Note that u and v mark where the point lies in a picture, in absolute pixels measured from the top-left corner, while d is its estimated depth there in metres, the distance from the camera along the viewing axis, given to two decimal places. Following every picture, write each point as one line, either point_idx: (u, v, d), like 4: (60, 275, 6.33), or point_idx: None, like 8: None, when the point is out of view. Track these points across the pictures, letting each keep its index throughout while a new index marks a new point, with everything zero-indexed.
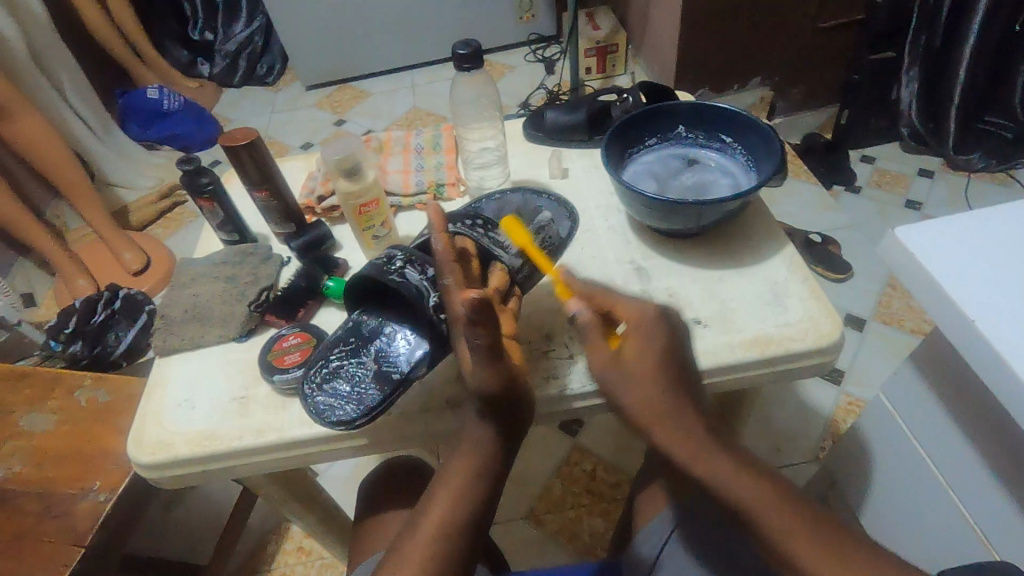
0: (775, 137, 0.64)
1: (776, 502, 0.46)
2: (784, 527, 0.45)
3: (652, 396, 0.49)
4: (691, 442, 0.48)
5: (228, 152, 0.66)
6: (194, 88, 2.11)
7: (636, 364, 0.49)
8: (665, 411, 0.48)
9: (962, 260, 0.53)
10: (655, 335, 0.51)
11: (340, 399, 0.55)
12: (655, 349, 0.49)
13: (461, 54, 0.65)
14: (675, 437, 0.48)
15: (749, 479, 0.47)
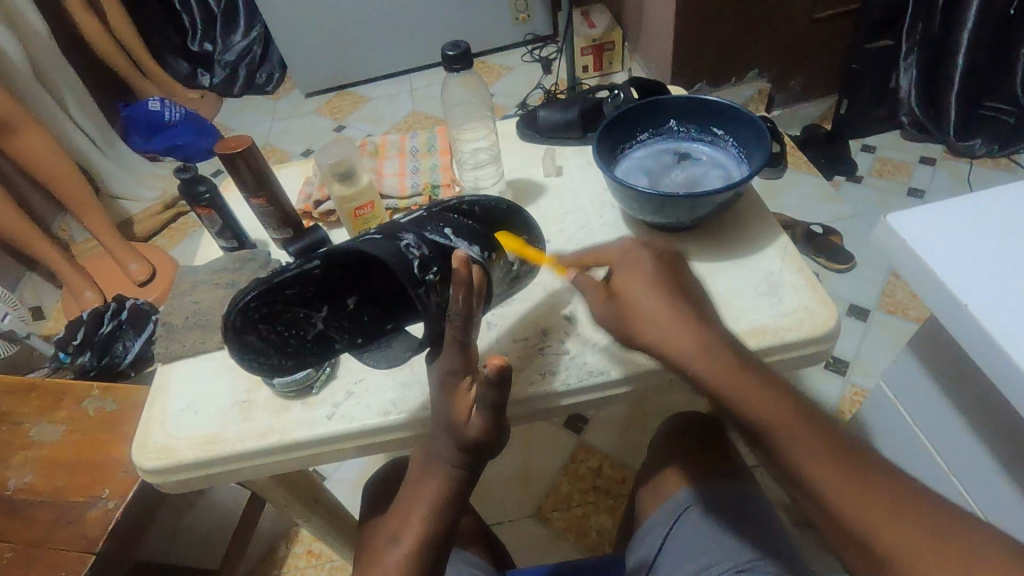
0: (766, 127, 0.64)
1: (804, 428, 0.47)
2: (811, 452, 0.46)
3: (663, 318, 0.52)
4: (724, 365, 0.49)
5: (224, 160, 0.66)
6: (195, 99, 2.13)
7: (630, 291, 0.54)
8: (680, 330, 0.51)
9: (954, 243, 0.53)
10: (654, 268, 0.55)
11: (275, 344, 0.54)
12: (642, 277, 0.54)
13: (450, 55, 0.66)
14: (708, 358, 0.50)
15: (766, 403, 0.48)
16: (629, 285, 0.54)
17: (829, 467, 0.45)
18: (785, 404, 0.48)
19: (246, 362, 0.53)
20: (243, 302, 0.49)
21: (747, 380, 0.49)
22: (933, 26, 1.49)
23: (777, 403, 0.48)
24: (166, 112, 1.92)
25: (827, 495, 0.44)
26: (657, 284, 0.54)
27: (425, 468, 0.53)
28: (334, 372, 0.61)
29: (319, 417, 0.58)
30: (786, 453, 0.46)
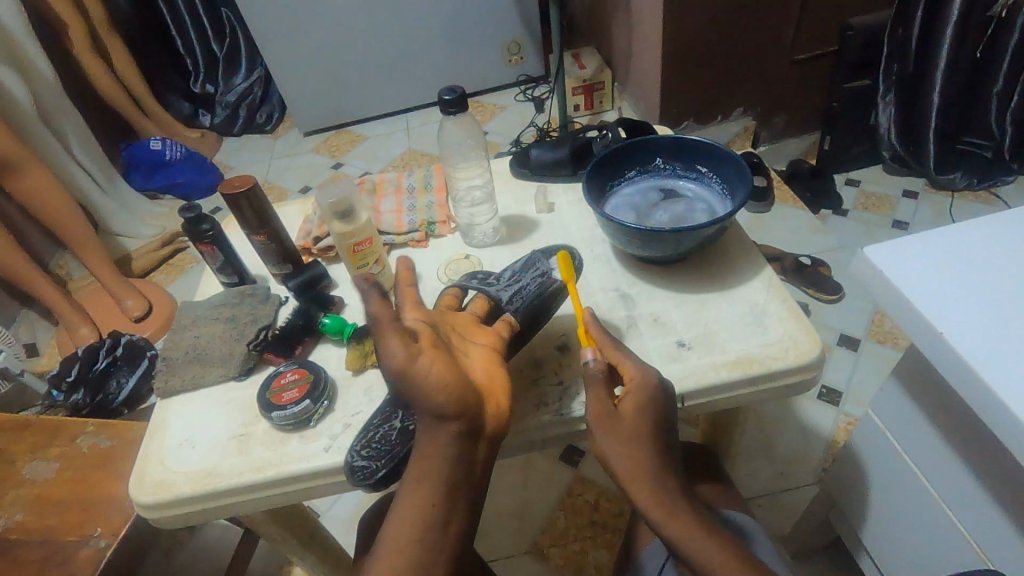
0: (747, 166, 0.67)
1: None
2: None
3: (632, 460, 0.52)
4: (672, 508, 0.52)
5: (227, 200, 0.69)
6: (196, 138, 2.18)
7: (631, 419, 0.53)
8: (647, 471, 0.52)
9: (929, 272, 0.56)
10: (654, 398, 0.54)
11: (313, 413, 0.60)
12: (650, 414, 0.53)
13: (447, 99, 0.68)
14: (660, 503, 0.52)
15: (716, 545, 0.50)
16: (626, 400, 0.54)
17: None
18: (728, 552, 0.50)
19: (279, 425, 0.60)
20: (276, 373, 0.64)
21: (683, 522, 0.51)
22: (908, 67, 1.58)
23: (717, 544, 0.50)
24: (167, 150, 1.96)
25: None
26: (653, 422, 0.54)
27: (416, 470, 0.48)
28: (332, 407, 0.62)
29: (317, 449, 0.58)
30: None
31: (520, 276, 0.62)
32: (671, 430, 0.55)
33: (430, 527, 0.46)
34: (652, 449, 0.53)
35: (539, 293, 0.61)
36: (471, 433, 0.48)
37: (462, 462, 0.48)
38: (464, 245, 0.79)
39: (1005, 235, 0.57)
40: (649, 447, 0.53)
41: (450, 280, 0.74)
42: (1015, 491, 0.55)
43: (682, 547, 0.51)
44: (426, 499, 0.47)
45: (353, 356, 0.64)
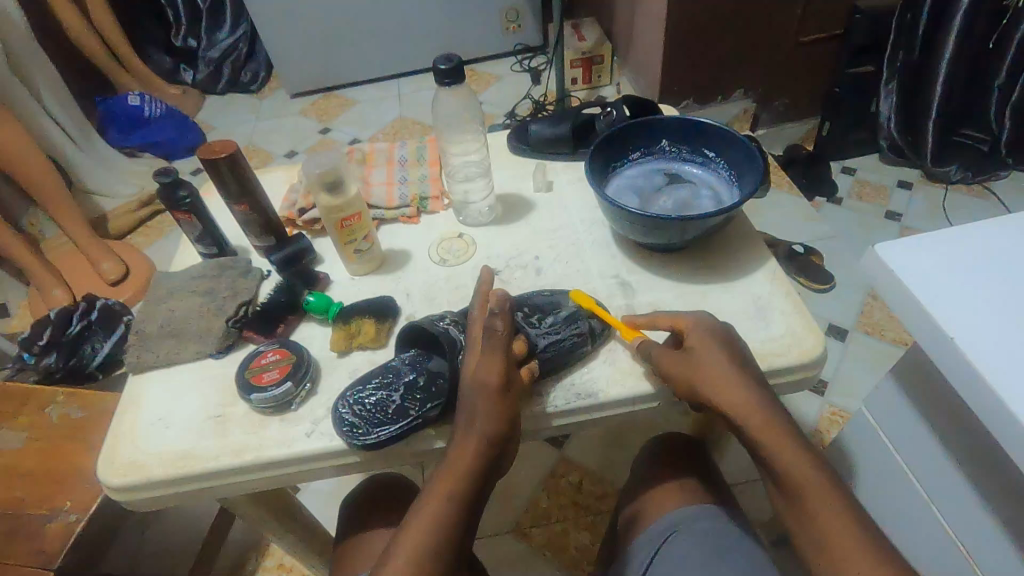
0: (758, 153, 0.64)
1: (832, 494, 0.48)
2: (832, 515, 0.48)
3: (724, 379, 0.52)
4: (770, 423, 0.51)
5: (207, 165, 0.64)
6: (177, 95, 2.08)
7: (701, 349, 0.54)
8: (736, 389, 0.51)
9: (940, 274, 0.54)
10: (715, 333, 0.55)
11: (369, 419, 0.54)
12: (715, 343, 0.54)
13: (441, 69, 0.64)
14: (759, 417, 0.51)
15: (811, 461, 0.50)
16: (697, 348, 0.54)
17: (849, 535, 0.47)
18: (816, 466, 0.50)
19: (257, 406, 0.57)
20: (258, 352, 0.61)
21: (780, 437, 0.50)
22: (912, 55, 1.54)
23: (815, 466, 0.49)
24: (146, 107, 1.89)
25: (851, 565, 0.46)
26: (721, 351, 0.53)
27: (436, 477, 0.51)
28: (315, 390, 0.59)
29: (298, 434, 0.56)
30: (810, 516, 0.48)
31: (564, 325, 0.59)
32: (740, 351, 0.55)
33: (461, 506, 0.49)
34: (745, 377, 0.52)
35: (571, 346, 0.58)
36: (495, 455, 0.51)
37: (482, 476, 0.51)
38: (457, 223, 0.76)
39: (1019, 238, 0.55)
40: (731, 369, 0.52)
41: (442, 259, 0.71)
42: (1008, 496, 0.55)
43: (780, 470, 0.50)
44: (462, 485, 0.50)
45: (338, 337, 0.61)
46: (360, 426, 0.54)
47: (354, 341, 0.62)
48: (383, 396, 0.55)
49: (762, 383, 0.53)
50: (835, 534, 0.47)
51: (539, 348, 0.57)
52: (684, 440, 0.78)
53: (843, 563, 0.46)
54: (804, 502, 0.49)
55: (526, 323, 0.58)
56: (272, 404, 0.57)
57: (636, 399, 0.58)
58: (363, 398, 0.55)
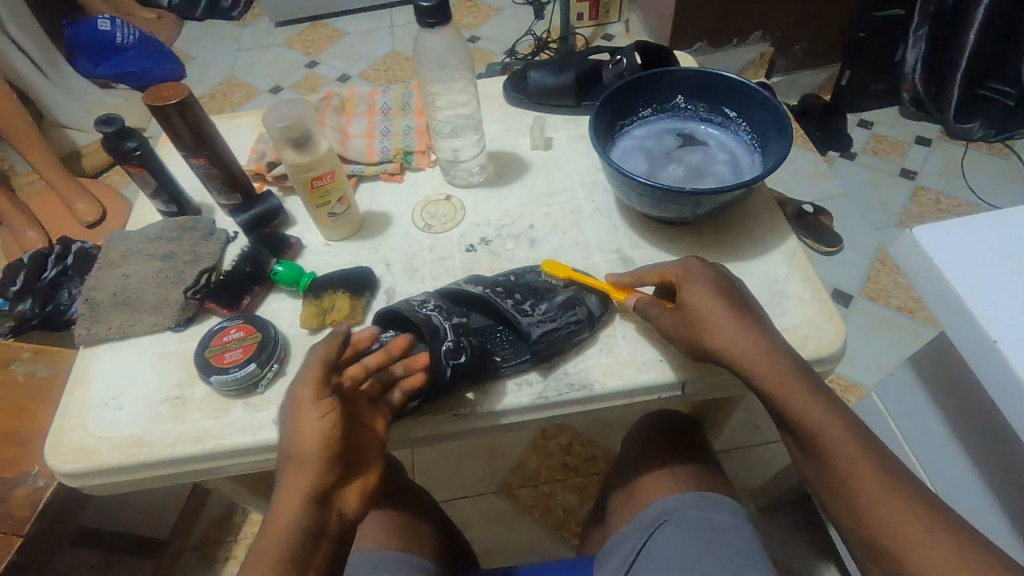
0: (785, 115, 0.57)
1: (859, 451, 0.44)
2: (856, 467, 0.44)
3: (736, 341, 0.47)
4: (789, 385, 0.46)
5: (156, 113, 0.56)
6: (150, 20, 1.93)
7: (701, 307, 0.48)
8: (751, 347, 0.47)
9: (980, 266, 0.48)
10: (709, 283, 0.49)
11: None
12: (716, 294, 0.48)
13: (422, 7, 0.55)
14: (776, 378, 0.46)
15: (840, 422, 0.45)
16: (702, 301, 0.48)
17: (876, 485, 0.43)
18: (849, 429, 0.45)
19: (219, 389, 0.52)
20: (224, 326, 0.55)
21: (804, 399, 0.45)
22: None
23: (836, 415, 0.45)
24: (118, 33, 1.73)
25: (879, 514, 0.42)
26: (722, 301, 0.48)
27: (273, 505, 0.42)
28: (283, 370, 0.54)
29: (263, 421, 0.51)
30: (830, 467, 0.44)
31: (561, 312, 0.54)
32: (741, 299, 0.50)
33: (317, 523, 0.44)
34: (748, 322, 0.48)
35: (565, 337, 0.53)
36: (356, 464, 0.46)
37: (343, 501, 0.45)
38: (445, 183, 0.68)
39: None
40: (740, 332, 0.47)
41: (426, 225, 0.64)
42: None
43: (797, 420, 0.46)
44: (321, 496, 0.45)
45: (309, 314, 0.56)
46: None
47: (327, 318, 0.56)
48: None
49: (768, 331, 0.48)
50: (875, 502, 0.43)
51: (534, 336, 0.52)
52: (681, 421, 0.75)
53: (879, 519, 0.42)
54: (824, 451, 0.45)
55: (517, 310, 0.53)
56: (235, 386, 0.52)
57: (629, 391, 0.53)
58: None
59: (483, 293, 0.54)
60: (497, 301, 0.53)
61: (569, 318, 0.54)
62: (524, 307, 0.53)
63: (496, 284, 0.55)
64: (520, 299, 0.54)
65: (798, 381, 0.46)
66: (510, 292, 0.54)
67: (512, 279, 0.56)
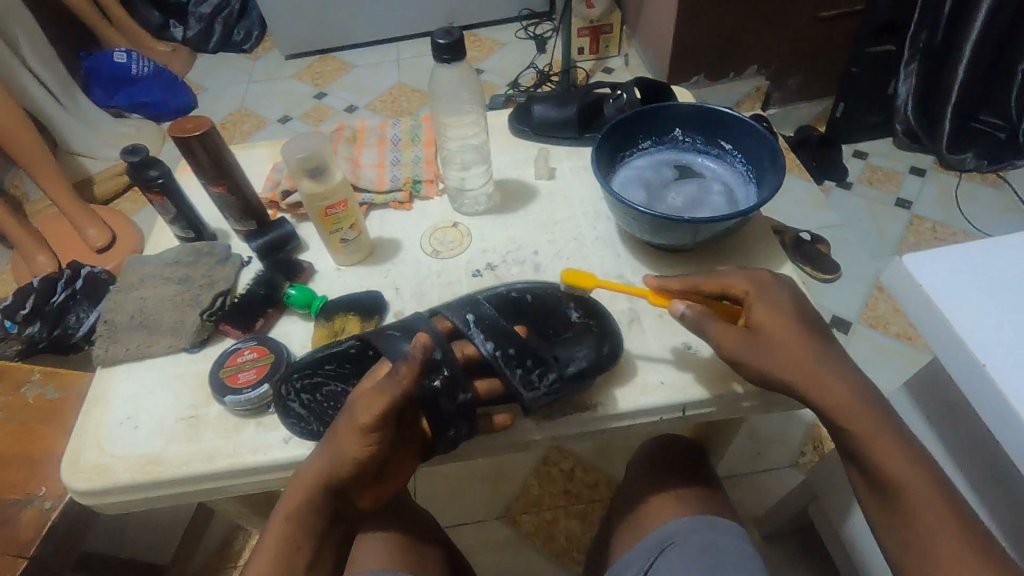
0: (778, 148, 0.59)
1: (916, 473, 0.46)
2: (929, 505, 0.45)
3: (800, 360, 0.49)
4: (852, 408, 0.48)
5: (179, 144, 0.59)
6: (165, 52, 1.99)
7: (777, 331, 0.49)
8: (813, 364, 0.48)
9: (969, 292, 0.50)
10: (779, 304, 0.51)
11: (316, 415, 0.51)
12: (788, 313, 0.50)
13: (440, 43, 0.58)
14: (842, 400, 0.48)
15: (897, 446, 0.47)
16: (761, 315, 0.51)
17: (946, 521, 0.45)
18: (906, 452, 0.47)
19: (231, 408, 0.53)
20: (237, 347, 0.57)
21: (865, 422, 0.47)
22: (936, 34, 1.46)
23: (906, 455, 0.46)
24: (133, 65, 1.81)
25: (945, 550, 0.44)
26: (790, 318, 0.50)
27: (281, 505, 0.49)
28: None
29: (275, 440, 0.52)
30: (904, 505, 0.46)
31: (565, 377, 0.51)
32: (810, 320, 0.51)
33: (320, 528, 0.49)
34: (822, 350, 0.50)
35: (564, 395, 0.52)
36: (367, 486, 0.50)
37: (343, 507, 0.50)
38: (452, 211, 0.71)
39: None
40: (809, 354, 0.49)
41: (434, 251, 0.66)
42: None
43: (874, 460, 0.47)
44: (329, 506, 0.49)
45: (320, 336, 0.58)
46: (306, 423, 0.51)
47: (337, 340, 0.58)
48: (343, 391, 0.52)
49: (827, 349, 0.50)
50: (929, 524, 0.45)
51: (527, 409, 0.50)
52: (683, 445, 0.76)
53: (929, 537, 0.45)
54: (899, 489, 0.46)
55: (520, 382, 0.49)
56: (243, 405, 0.53)
57: (628, 411, 0.55)
58: (317, 385, 0.52)
59: (491, 355, 0.49)
60: (505, 372, 0.49)
61: (570, 381, 0.51)
62: (530, 377, 0.49)
63: (507, 344, 0.49)
64: (526, 368, 0.49)
65: (866, 404, 0.48)
66: (522, 359, 0.49)
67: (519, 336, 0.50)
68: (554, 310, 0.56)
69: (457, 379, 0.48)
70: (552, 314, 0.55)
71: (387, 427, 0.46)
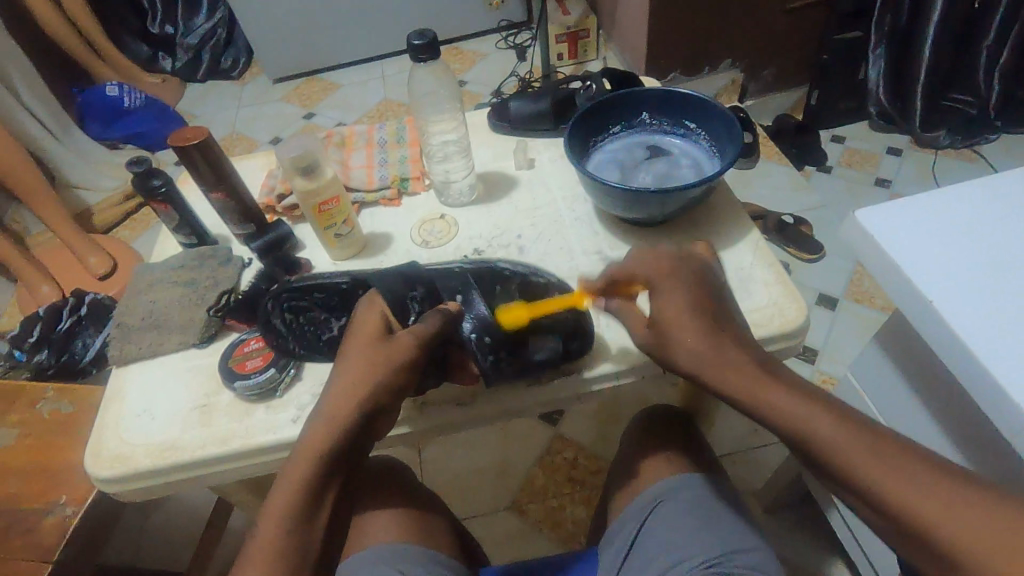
0: (737, 121, 0.64)
1: (854, 440, 0.41)
2: (854, 453, 0.41)
3: (701, 346, 0.46)
4: (755, 383, 0.45)
5: (179, 153, 0.64)
6: (156, 84, 2.04)
7: (678, 324, 0.47)
8: (712, 350, 0.46)
9: (920, 239, 0.53)
10: (688, 291, 0.48)
11: (294, 333, 0.58)
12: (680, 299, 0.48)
13: (416, 45, 0.63)
14: (740, 378, 0.45)
15: (825, 413, 0.43)
16: (663, 305, 0.48)
17: (875, 468, 0.40)
18: (835, 417, 0.43)
19: (241, 393, 0.57)
20: (244, 338, 0.62)
21: (776, 397, 0.44)
22: (901, 18, 1.51)
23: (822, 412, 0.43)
24: (126, 97, 1.84)
25: (892, 494, 0.39)
26: (697, 300, 0.48)
27: (313, 433, 0.47)
28: (300, 374, 0.59)
29: (283, 421, 0.56)
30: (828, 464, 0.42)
31: (525, 358, 0.57)
32: (712, 298, 0.49)
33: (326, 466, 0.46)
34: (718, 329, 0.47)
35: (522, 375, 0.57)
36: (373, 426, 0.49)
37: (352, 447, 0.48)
38: (439, 204, 0.75)
39: (1000, 199, 0.55)
40: (715, 337, 0.46)
41: (424, 242, 0.71)
42: (994, 457, 0.55)
43: (782, 427, 0.44)
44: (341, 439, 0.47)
45: None
46: (285, 339, 0.58)
47: None
48: (323, 319, 0.57)
49: (729, 329, 0.48)
50: (889, 488, 0.39)
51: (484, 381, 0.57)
52: (673, 414, 0.79)
53: (903, 503, 0.39)
54: (819, 448, 0.42)
55: (478, 357, 0.55)
56: (251, 391, 0.57)
57: (609, 375, 0.60)
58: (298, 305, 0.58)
59: (467, 337, 0.55)
60: (477, 355, 0.55)
61: (524, 369, 0.57)
62: (488, 355, 0.55)
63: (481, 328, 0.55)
64: (488, 350, 0.55)
65: (772, 380, 0.45)
66: (497, 349, 0.55)
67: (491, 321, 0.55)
68: (536, 296, 0.60)
69: (446, 341, 0.54)
70: (535, 299, 0.60)
71: (419, 364, 0.50)
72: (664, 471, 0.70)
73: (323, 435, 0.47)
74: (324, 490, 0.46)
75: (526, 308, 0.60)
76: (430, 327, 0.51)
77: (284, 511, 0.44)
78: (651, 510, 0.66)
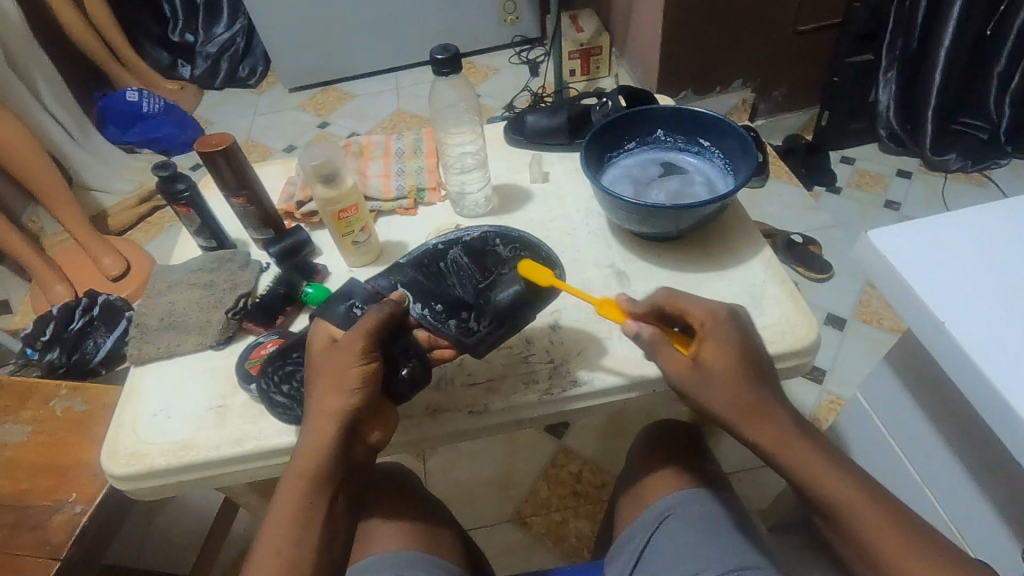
0: (750, 141, 0.65)
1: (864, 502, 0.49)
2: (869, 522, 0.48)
3: (739, 398, 0.49)
4: (785, 438, 0.50)
5: (203, 158, 0.65)
6: (174, 90, 2.08)
7: (716, 363, 0.50)
8: (755, 404, 0.50)
9: (930, 261, 0.54)
10: (733, 343, 0.50)
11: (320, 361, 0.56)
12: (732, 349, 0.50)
13: (438, 59, 0.64)
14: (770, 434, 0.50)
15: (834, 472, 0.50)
16: (707, 353, 0.50)
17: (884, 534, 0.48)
18: (849, 478, 0.50)
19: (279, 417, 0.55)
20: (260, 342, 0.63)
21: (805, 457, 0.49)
22: (912, 42, 1.53)
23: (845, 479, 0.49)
24: (144, 103, 1.88)
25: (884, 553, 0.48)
26: (741, 355, 0.51)
27: (298, 458, 0.48)
28: None
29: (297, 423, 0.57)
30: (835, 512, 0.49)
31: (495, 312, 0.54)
32: (759, 357, 0.51)
33: (309, 488, 0.47)
34: (759, 388, 0.50)
35: (511, 321, 0.55)
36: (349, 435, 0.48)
37: (336, 462, 0.48)
38: (454, 215, 0.76)
39: (1012, 223, 0.55)
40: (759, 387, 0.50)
41: None
42: (1000, 479, 0.55)
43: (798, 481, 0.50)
44: (318, 458, 0.47)
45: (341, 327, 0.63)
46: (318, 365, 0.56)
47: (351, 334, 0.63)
48: None
49: (771, 387, 0.50)
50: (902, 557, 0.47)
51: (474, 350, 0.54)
52: (682, 428, 0.79)
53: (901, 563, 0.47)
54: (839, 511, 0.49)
55: (448, 332, 0.53)
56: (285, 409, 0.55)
57: (614, 388, 0.60)
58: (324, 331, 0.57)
59: (424, 318, 0.53)
60: (439, 326, 0.53)
61: (502, 321, 0.55)
62: (453, 325, 0.53)
63: (433, 309, 0.53)
64: (453, 321, 0.53)
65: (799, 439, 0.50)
66: (455, 314, 0.54)
67: (436, 299, 0.54)
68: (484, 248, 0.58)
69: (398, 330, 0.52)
70: (481, 254, 0.57)
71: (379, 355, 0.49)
72: (671, 484, 0.70)
73: (304, 461, 0.47)
74: (314, 509, 0.47)
75: (477, 268, 0.57)
76: (370, 323, 0.48)
77: (279, 542, 0.46)
78: (661, 523, 0.66)
